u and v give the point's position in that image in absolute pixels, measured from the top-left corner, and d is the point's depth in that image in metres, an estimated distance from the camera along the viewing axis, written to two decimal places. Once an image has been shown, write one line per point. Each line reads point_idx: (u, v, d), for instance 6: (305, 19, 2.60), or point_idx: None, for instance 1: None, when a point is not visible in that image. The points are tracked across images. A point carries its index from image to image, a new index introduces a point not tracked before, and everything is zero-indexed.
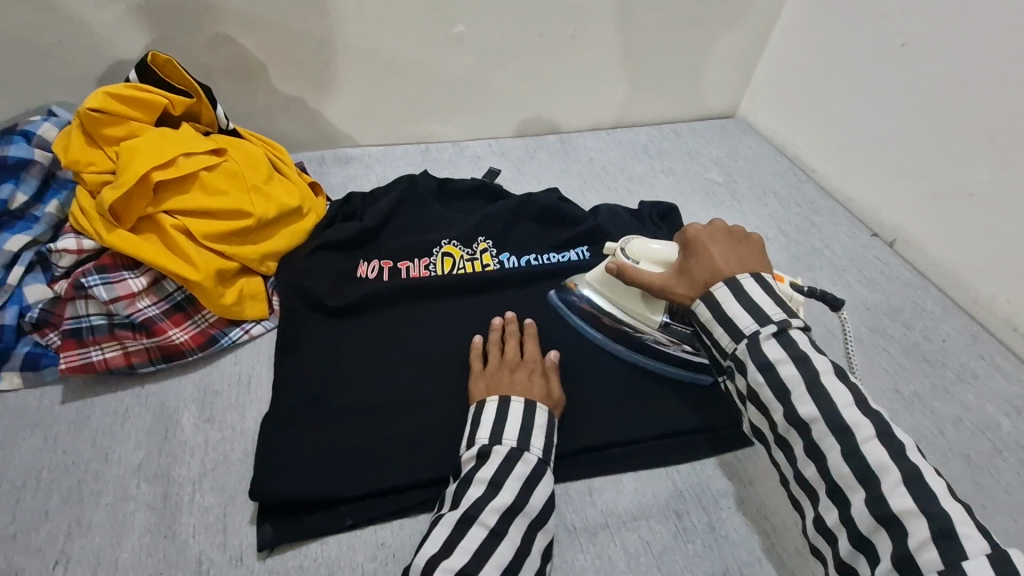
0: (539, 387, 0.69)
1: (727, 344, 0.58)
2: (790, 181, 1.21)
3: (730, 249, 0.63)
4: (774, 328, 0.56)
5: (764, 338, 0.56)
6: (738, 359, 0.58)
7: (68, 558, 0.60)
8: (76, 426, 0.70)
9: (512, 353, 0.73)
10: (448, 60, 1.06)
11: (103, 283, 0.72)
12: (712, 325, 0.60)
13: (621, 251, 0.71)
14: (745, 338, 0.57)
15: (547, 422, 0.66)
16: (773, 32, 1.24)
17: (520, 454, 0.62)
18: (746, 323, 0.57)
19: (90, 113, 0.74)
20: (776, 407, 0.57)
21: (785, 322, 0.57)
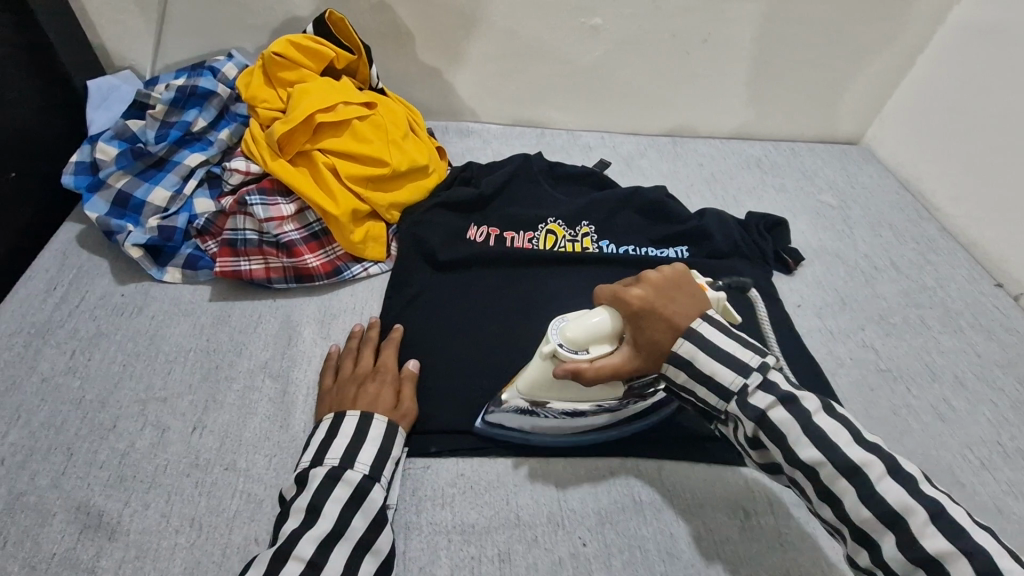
0: (386, 399, 0.69)
1: (716, 404, 0.58)
2: (909, 216, 1.15)
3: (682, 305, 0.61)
4: (758, 376, 0.57)
5: (752, 391, 0.56)
6: (732, 415, 0.58)
7: (204, 425, 0.70)
8: (219, 320, 0.81)
9: (361, 368, 0.73)
10: (578, 50, 1.10)
11: (262, 204, 0.83)
12: (692, 386, 0.59)
13: (559, 348, 0.62)
14: (733, 395, 0.57)
15: (381, 434, 0.66)
16: (918, 58, 1.18)
17: (342, 473, 0.61)
18: (729, 380, 0.57)
19: (274, 58, 0.86)
20: (765, 442, 0.56)
21: (761, 364, 0.57)
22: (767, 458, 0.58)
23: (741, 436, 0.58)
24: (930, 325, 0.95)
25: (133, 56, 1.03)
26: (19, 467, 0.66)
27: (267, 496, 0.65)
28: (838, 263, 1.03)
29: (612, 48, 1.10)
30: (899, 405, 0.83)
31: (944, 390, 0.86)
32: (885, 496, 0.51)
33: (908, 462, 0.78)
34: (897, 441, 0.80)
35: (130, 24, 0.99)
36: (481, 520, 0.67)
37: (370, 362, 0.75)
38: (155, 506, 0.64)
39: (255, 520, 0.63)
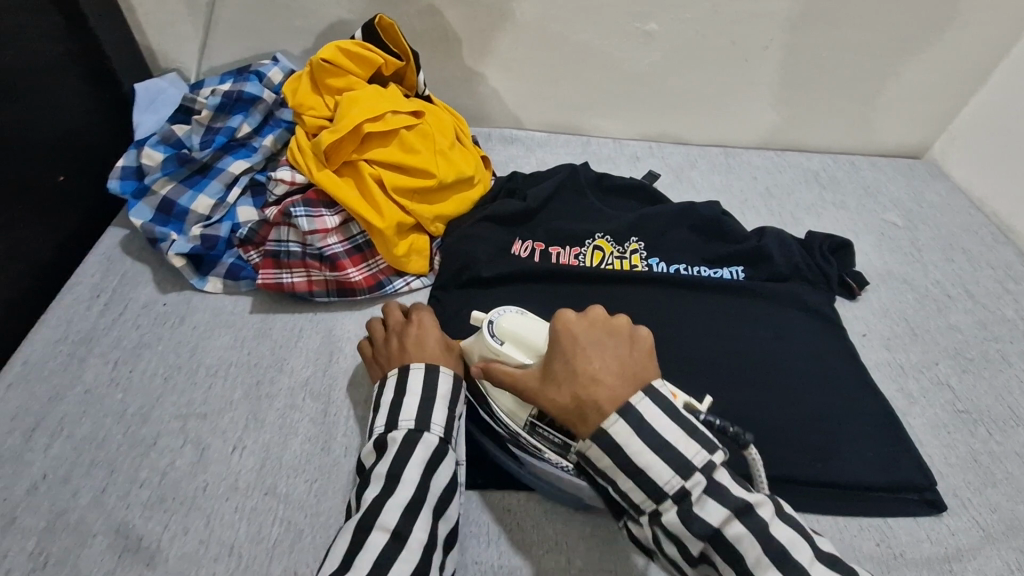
0: (433, 345, 0.68)
1: (648, 506, 0.50)
2: (983, 239, 1.07)
3: (608, 351, 0.55)
4: (700, 481, 0.49)
5: (692, 497, 0.49)
6: (668, 525, 0.49)
7: (244, 446, 0.68)
8: (260, 333, 0.79)
9: (398, 323, 0.72)
10: (632, 57, 1.05)
11: (306, 215, 0.80)
12: (620, 476, 0.51)
13: (489, 327, 0.64)
14: (668, 497, 0.49)
15: (450, 390, 0.64)
16: (997, 69, 1.09)
17: (419, 435, 0.59)
18: (665, 479, 0.49)
19: (321, 63, 0.84)
20: (708, 558, 0.49)
21: (707, 464, 0.49)
22: (705, 575, 0.51)
23: (676, 557, 0.51)
24: (1011, 361, 0.87)
25: (179, 58, 1.02)
26: (61, 483, 0.65)
27: (307, 525, 0.63)
28: (906, 289, 0.97)
29: (667, 55, 1.05)
30: (979, 451, 0.77)
31: None
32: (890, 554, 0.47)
33: (990, 517, 0.71)
34: (977, 492, 0.73)
35: (176, 26, 0.97)
36: (528, 561, 0.63)
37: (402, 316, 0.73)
38: (195, 531, 0.62)
39: (296, 551, 0.61)
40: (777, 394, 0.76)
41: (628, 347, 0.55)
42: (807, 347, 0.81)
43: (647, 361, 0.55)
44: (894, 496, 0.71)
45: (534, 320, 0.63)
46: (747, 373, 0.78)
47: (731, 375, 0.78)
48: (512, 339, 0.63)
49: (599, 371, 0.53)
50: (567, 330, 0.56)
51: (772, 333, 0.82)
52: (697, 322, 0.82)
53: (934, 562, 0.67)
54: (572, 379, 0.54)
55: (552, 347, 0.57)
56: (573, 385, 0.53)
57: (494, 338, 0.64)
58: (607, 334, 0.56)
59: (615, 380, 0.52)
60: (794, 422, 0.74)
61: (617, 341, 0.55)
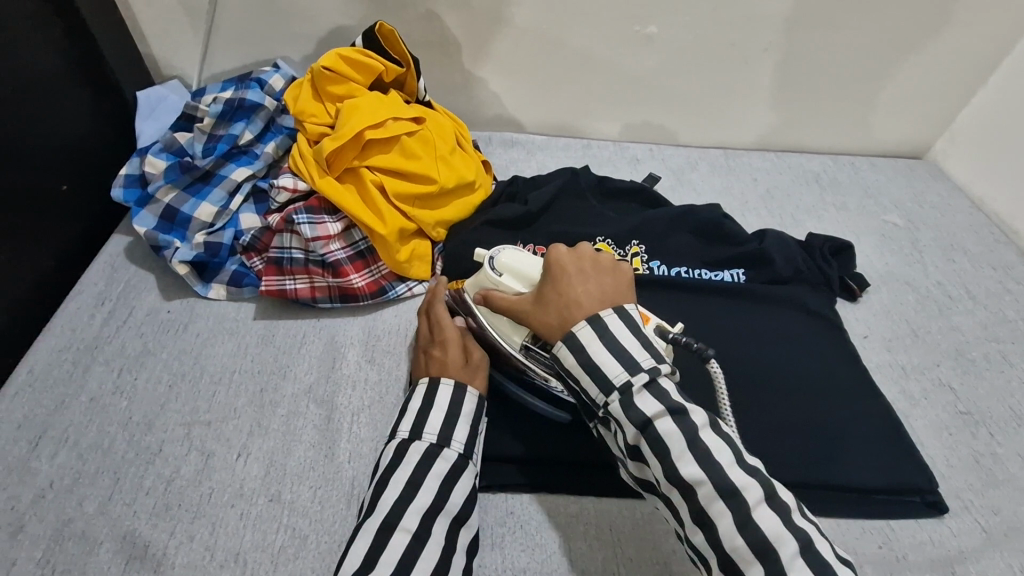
0: (454, 359, 0.69)
1: (597, 396, 0.55)
2: (984, 239, 1.07)
3: (592, 280, 0.62)
4: (645, 378, 0.54)
5: (634, 390, 0.54)
6: (612, 414, 0.55)
7: (248, 453, 0.69)
8: (263, 340, 0.80)
9: (427, 333, 0.74)
10: (631, 60, 1.05)
11: (308, 223, 0.81)
12: (577, 373, 0.57)
13: (489, 259, 0.70)
14: (615, 390, 0.54)
15: (473, 408, 0.66)
16: (997, 69, 1.09)
17: (439, 451, 0.61)
18: (615, 374, 0.54)
19: (323, 71, 0.84)
20: (639, 451, 0.53)
21: (654, 369, 0.54)
22: (642, 474, 0.55)
23: (622, 443, 0.55)
24: (1013, 362, 0.87)
25: (180, 65, 1.02)
26: (67, 491, 0.65)
27: (312, 531, 0.64)
28: (907, 290, 0.97)
29: (666, 58, 1.05)
30: (981, 453, 0.77)
31: None
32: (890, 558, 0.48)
33: (992, 519, 0.71)
34: (979, 494, 0.74)
35: (178, 34, 0.98)
36: (532, 565, 0.64)
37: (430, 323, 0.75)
38: (200, 538, 0.62)
39: (300, 557, 0.62)
40: (779, 397, 0.77)
41: (608, 278, 0.62)
42: (808, 349, 0.81)
43: (625, 292, 0.62)
44: (895, 499, 0.72)
45: (530, 257, 0.70)
46: (748, 376, 0.78)
47: (734, 378, 0.78)
48: (509, 270, 0.69)
49: (581, 293, 0.60)
50: (558, 260, 0.63)
51: (774, 336, 0.82)
52: (698, 325, 0.82)
53: (936, 565, 0.67)
54: (557, 299, 0.61)
55: (544, 274, 0.63)
56: (557, 303, 0.60)
57: (492, 269, 0.70)
58: (593, 266, 0.63)
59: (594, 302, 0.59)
60: (795, 425, 0.75)
61: (602, 273, 0.63)
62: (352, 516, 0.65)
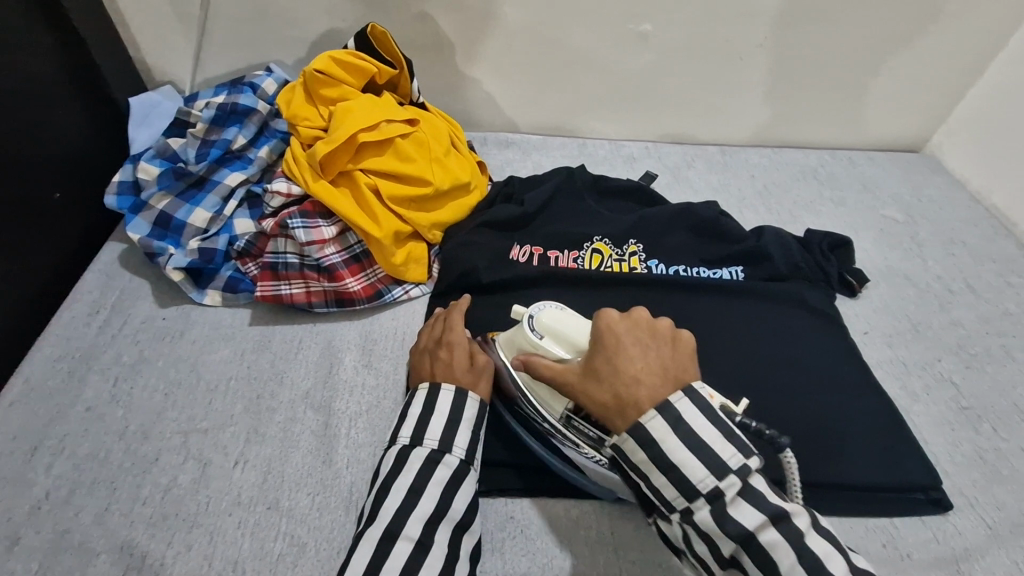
0: (460, 363, 0.68)
1: (678, 501, 0.51)
2: (984, 232, 1.06)
3: (651, 353, 0.56)
4: (736, 483, 0.50)
5: (728, 501, 0.50)
6: (699, 525, 0.50)
7: (245, 460, 0.68)
8: (259, 345, 0.79)
9: (432, 335, 0.73)
10: (626, 58, 1.05)
11: (303, 227, 0.80)
12: (648, 470, 0.52)
13: (529, 318, 0.66)
14: (701, 496, 0.50)
15: (474, 414, 0.65)
16: (994, 61, 1.09)
17: (441, 457, 0.61)
18: (700, 479, 0.50)
19: (315, 74, 0.84)
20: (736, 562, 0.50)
21: (741, 468, 0.50)
22: None
23: (709, 556, 0.51)
24: (1015, 356, 0.87)
25: (172, 71, 1.01)
26: (64, 502, 0.65)
27: (311, 539, 0.63)
28: (907, 284, 0.96)
29: (662, 55, 1.04)
30: (984, 448, 0.77)
31: None
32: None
33: (996, 515, 0.71)
34: (983, 489, 0.73)
35: (170, 39, 0.97)
36: (532, 569, 0.63)
37: (437, 327, 0.74)
38: (198, 548, 0.62)
39: (299, 565, 0.61)
40: (778, 394, 0.76)
41: (669, 349, 0.57)
42: (808, 346, 0.81)
43: (691, 366, 0.56)
44: (898, 496, 0.71)
45: (572, 317, 0.65)
46: (749, 374, 0.78)
47: (733, 376, 0.77)
48: (551, 332, 0.64)
49: (641, 373, 0.54)
50: (612, 330, 0.57)
51: (773, 333, 0.81)
52: (697, 323, 0.82)
53: (940, 562, 0.67)
54: (612, 379, 0.55)
55: (595, 346, 0.58)
56: (614, 386, 0.55)
57: (532, 329, 0.66)
58: (649, 334, 0.57)
59: (660, 387, 0.53)
60: (796, 423, 0.74)
61: (661, 345, 0.57)
62: (350, 522, 0.64)
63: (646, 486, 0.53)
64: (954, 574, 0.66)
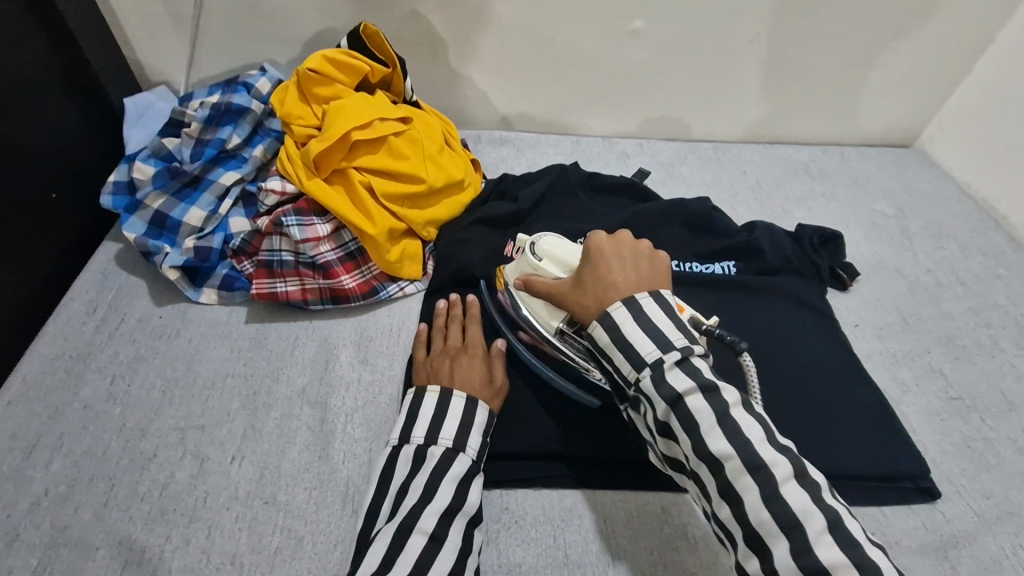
0: (479, 376, 0.71)
1: (629, 372, 0.55)
2: (974, 226, 1.07)
3: (628, 265, 0.60)
4: (677, 357, 0.54)
5: (666, 367, 0.53)
6: (644, 391, 0.54)
7: (242, 456, 0.69)
8: (255, 343, 0.80)
9: (454, 341, 0.75)
10: (618, 55, 1.06)
11: (297, 224, 0.81)
12: (611, 350, 0.56)
13: (530, 245, 0.71)
14: (646, 367, 0.54)
15: (484, 421, 0.67)
16: (982, 55, 1.10)
17: (455, 455, 0.64)
18: (648, 352, 0.54)
19: (308, 73, 0.84)
20: (668, 425, 0.53)
21: (686, 348, 0.54)
22: (671, 451, 0.55)
23: (651, 420, 0.55)
24: (1003, 347, 0.88)
25: (167, 71, 1.02)
26: (63, 499, 0.65)
27: (308, 533, 0.64)
28: (897, 278, 0.97)
29: (653, 52, 1.05)
30: (973, 438, 0.78)
31: None
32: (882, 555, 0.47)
33: (985, 503, 0.72)
34: (972, 478, 0.74)
35: (164, 40, 0.98)
36: (528, 560, 0.64)
37: (459, 336, 0.76)
38: (196, 542, 0.62)
39: (296, 558, 0.62)
40: (769, 386, 0.77)
41: (647, 264, 0.61)
42: (799, 338, 0.82)
43: (665, 278, 0.60)
44: (888, 485, 0.72)
45: (571, 245, 0.70)
46: None
47: None
48: (549, 256, 0.69)
49: (616, 279, 0.59)
50: (595, 245, 0.62)
51: (765, 326, 0.82)
52: None
53: (929, 549, 0.68)
54: (591, 284, 0.60)
55: (584, 259, 0.63)
56: (591, 290, 0.60)
57: (532, 254, 0.70)
58: (631, 249, 0.62)
59: (631, 289, 0.58)
60: (788, 414, 0.75)
61: (641, 258, 0.61)
62: (347, 516, 0.65)
63: (608, 365, 0.57)
64: (944, 561, 0.67)
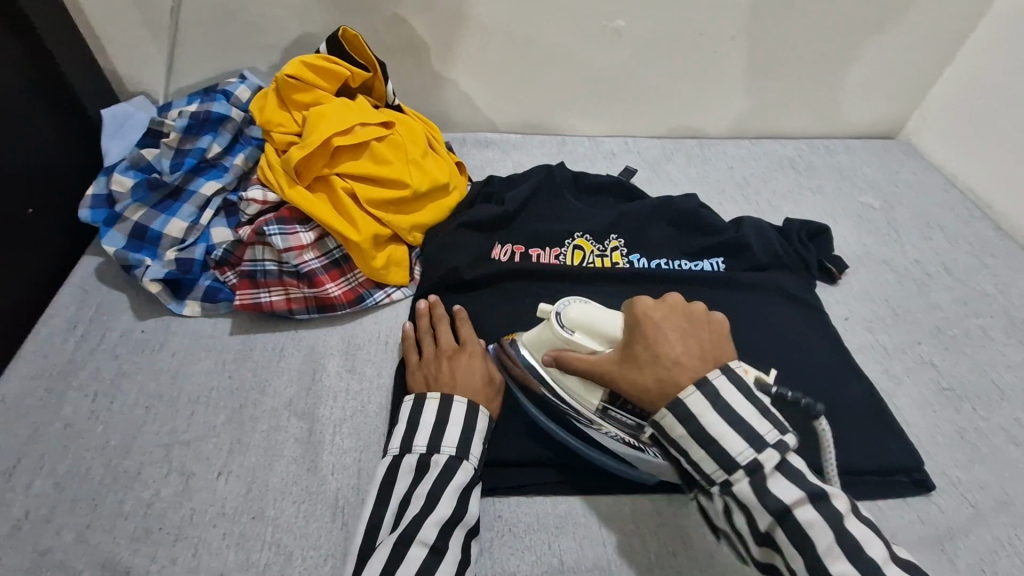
0: (478, 375, 0.70)
1: (717, 475, 0.53)
2: (960, 216, 1.08)
3: (686, 337, 0.57)
4: (774, 456, 0.52)
5: (768, 473, 0.52)
6: (740, 498, 0.52)
7: (228, 471, 0.68)
8: (241, 355, 0.79)
9: (447, 342, 0.74)
10: (601, 54, 1.05)
11: (280, 233, 0.80)
12: (692, 446, 0.54)
13: (556, 315, 0.65)
14: (740, 468, 0.52)
15: (486, 426, 0.67)
16: (962, 46, 1.11)
17: (459, 464, 0.62)
18: (740, 451, 0.52)
19: (287, 79, 0.83)
20: (772, 538, 0.52)
21: (779, 442, 0.52)
22: (766, 556, 0.54)
23: (748, 529, 0.53)
24: (993, 337, 0.88)
25: (144, 81, 1.00)
26: (44, 521, 0.64)
27: (298, 547, 0.63)
28: (885, 269, 0.97)
29: (636, 50, 1.05)
30: (965, 429, 0.78)
31: (1015, 410, 0.80)
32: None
33: (979, 493, 0.72)
34: (966, 469, 0.74)
35: (140, 49, 0.96)
36: (522, 567, 0.63)
37: (452, 336, 0.75)
38: (183, 561, 0.61)
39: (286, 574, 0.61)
40: None
41: (703, 333, 0.58)
42: (789, 333, 0.82)
43: (725, 347, 0.58)
44: (883, 477, 0.72)
45: (605, 313, 0.64)
46: None
47: None
48: (581, 327, 0.64)
49: (678, 356, 0.56)
50: (647, 316, 0.58)
51: (755, 322, 0.82)
52: None
53: (925, 541, 0.68)
54: (649, 363, 0.56)
55: (632, 333, 0.59)
56: (650, 370, 0.56)
57: (562, 327, 0.64)
58: (685, 318, 0.58)
59: (699, 369, 0.55)
60: None
61: (697, 328, 0.58)
62: (337, 529, 0.64)
63: (685, 461, 0.55)
64: (940, 553, 0.67)
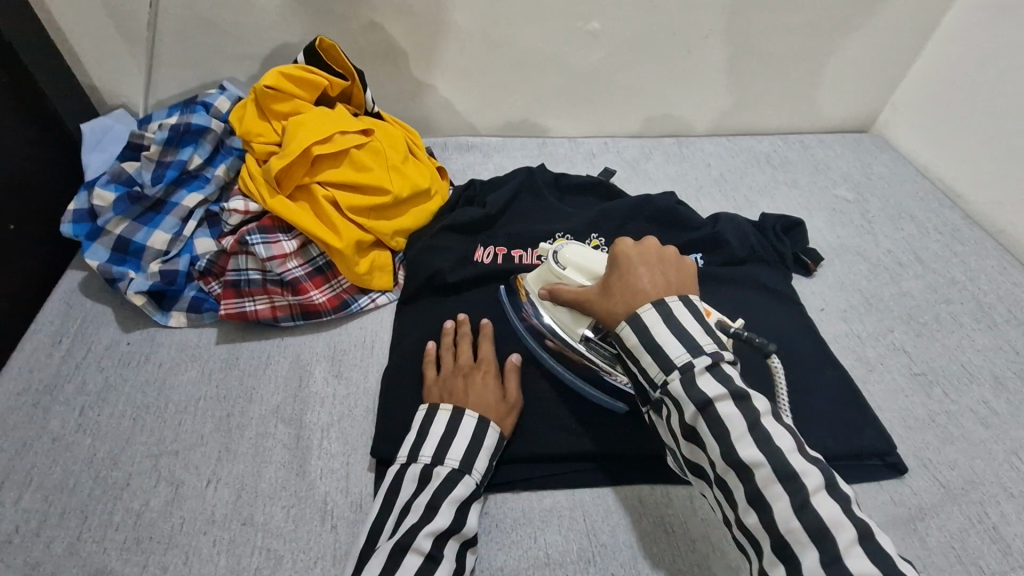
0: (493, 395, 0.71)
1: (658, 375, 0.57)
2: (931, 206, 1.10)
3: (657, 270, 0.63)
4: (706, 361, 0.55)
5: (698, 372, 0.55)
6: (673, 393, 0.56)
7: (218, 479, 0.69)
8: (227, 364, 0.79)
9: (466, 358, 0.74)
10: (577, 56, 1.07)
11: (263, 242, 0.81)
12: (639, 352, 0.58)
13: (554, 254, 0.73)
14: (676, 369, 0.56)
15: (494, 444, 0.67)
16: (928, 40, 1.14)
17: (461, 477, 0.63)
18: (677, 353, 0.56)
19: (265, 90, 0.84)
20: (696, 432, 0.55)
21: (716, 353, 0.56)
22: (696, 456, 0.57)
23: (678, 423, 0.57)
24: (963, 323, 0.91)
25: (123, 94, 1.01)
26: (34, 534, 0.64)
27: (288, 551, 0.64)
28: (859, 260, 1.00)
29: (612, 51, 1.07)
30: (937, 412, 0.80)
31: (984, 393, 0.82)
32: (836, 528, 0.49)
33: (950, 474, 0.74)
34: (937, 451, 0.76)
35: (118, 62, 0.96)
36: (509, 563, 0.64)
37: (470, 353, 0.75)
38: (173, 569, 0.62)
39: None
40: None
41: (674, 271, 0.63)
42: (767, 325, 0.83)
43: (692, 284, 0.63)
44: (858, 463, 0.74)
45: (595, 254, 0.71)
46: None
47: None
48: (572, 265, 0.71)
49: (644, 284, 0.61)
50: (625, 252, 0.64)
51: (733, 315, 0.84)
52: None
53: (900, 522, 0.70)
54: (620, 288, 0.62)
55: (609, 266, 0.65)
56: (620, 295, 0.62)
57: (556, 263, 0.72)
58: (660, 255, 0.64)
59: (662, 295, 0.60)
60: None
61: (670, 266, 0.64)
62: (326, 532, 0.65)
63: (636, 368, 0.59)
64: (914, 534, 0.69)
